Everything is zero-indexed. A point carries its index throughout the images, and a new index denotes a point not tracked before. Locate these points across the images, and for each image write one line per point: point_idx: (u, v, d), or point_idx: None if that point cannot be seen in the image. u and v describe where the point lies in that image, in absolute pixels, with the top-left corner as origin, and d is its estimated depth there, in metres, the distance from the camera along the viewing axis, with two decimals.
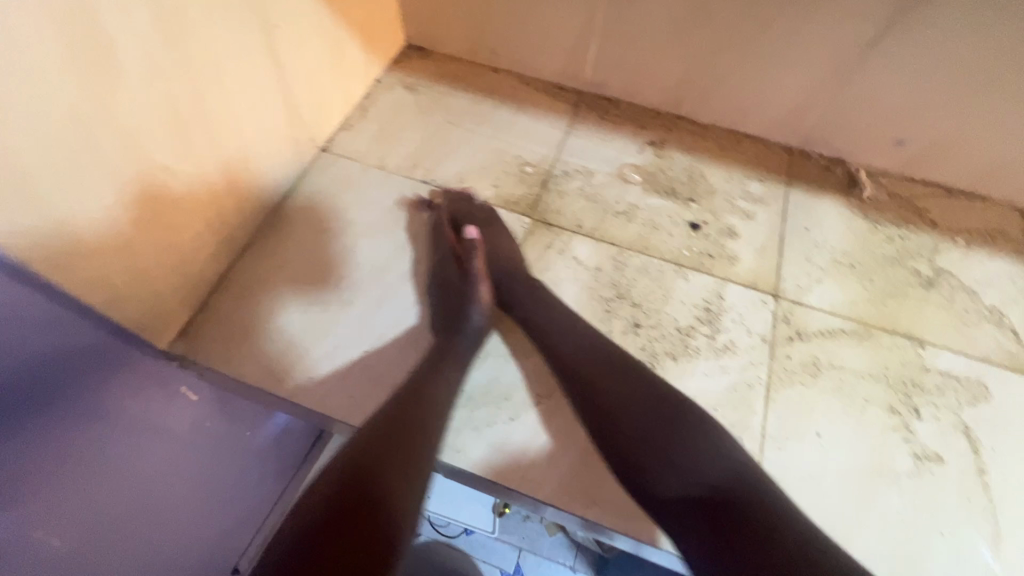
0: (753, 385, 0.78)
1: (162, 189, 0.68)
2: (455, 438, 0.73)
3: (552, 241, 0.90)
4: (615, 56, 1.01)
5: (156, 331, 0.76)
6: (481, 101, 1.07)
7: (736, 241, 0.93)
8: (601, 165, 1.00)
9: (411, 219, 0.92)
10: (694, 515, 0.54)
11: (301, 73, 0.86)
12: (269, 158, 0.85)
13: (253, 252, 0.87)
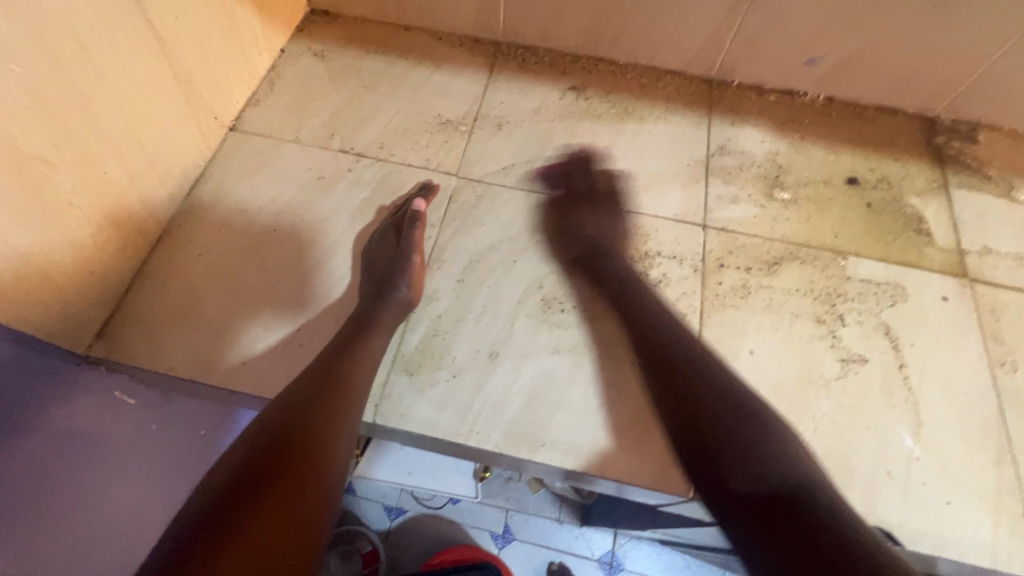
0: (687, 312, 0.80)
1: (44, 183, 0.63)
2: (397, 403, 0.72)
3: (479, 196, 0.89)
4: (524, 1, 0.99)
5: (69, 337, 0.72)
6: (395, 62, 1.03)
7: (662, 176, 0.93)
8: (523, 116, 0.98)
9: (333, 189, 0.89)
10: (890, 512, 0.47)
11: (187, 45, 0.80)
12: (168, 143, 0.80)
13: (168, 242, 0.83)
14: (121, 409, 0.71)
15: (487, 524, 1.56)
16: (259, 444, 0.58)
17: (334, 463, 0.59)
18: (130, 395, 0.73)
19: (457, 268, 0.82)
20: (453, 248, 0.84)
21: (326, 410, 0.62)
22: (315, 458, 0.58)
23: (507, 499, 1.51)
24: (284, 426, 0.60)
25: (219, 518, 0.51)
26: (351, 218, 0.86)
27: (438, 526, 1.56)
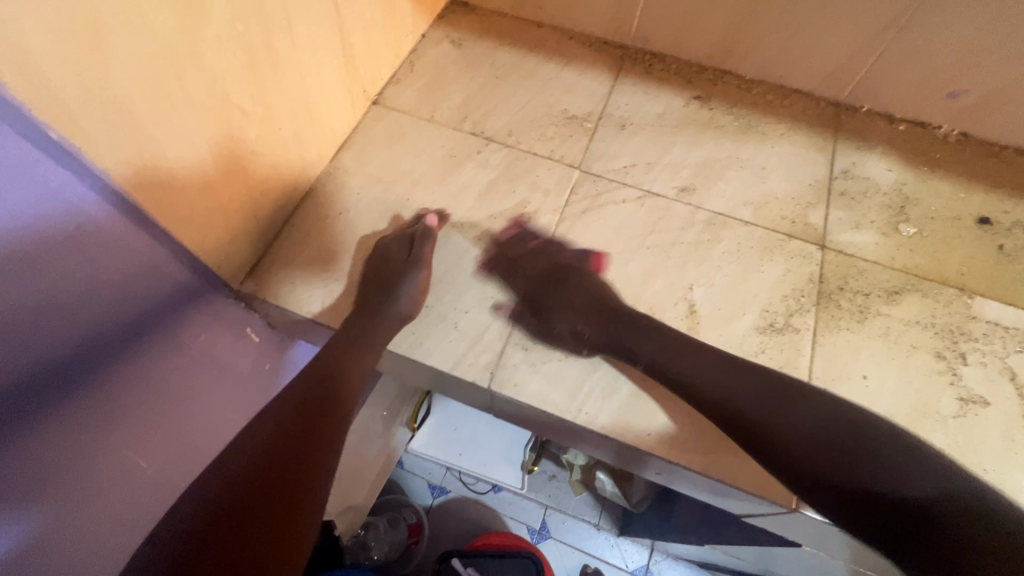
0: (801, 329, 0.80)
1: (238, 130, 0.71)
2: (512, 372, 0.76)
3: (601, 191, 0.92)
4: (662, 10, 1.01)
5: (229, 271, 0.80)
6: (527, 55, 1.08)
7: (782, 191, 0.93)
8: (646, 119, 1.01)
9: (464, 168, 0.94)
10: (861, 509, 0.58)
11: (356, 22, 0.87)
12: (327, 109, 0.88)
13: (313, 199, 0.90)
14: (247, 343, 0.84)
15: (526, 518, 1.58)
16: (302, 408, 0.64)
17: (327, 444, 0.63)
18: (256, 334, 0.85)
19: (575, 256, 0.86)
20: (572, 237, 0.88)
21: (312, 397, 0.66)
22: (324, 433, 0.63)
23: (549, 495, 1.56)
24: (283, 407, 0.65)
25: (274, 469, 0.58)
26: (479, 196, 0.91)
27: (478, 511, 1.58)
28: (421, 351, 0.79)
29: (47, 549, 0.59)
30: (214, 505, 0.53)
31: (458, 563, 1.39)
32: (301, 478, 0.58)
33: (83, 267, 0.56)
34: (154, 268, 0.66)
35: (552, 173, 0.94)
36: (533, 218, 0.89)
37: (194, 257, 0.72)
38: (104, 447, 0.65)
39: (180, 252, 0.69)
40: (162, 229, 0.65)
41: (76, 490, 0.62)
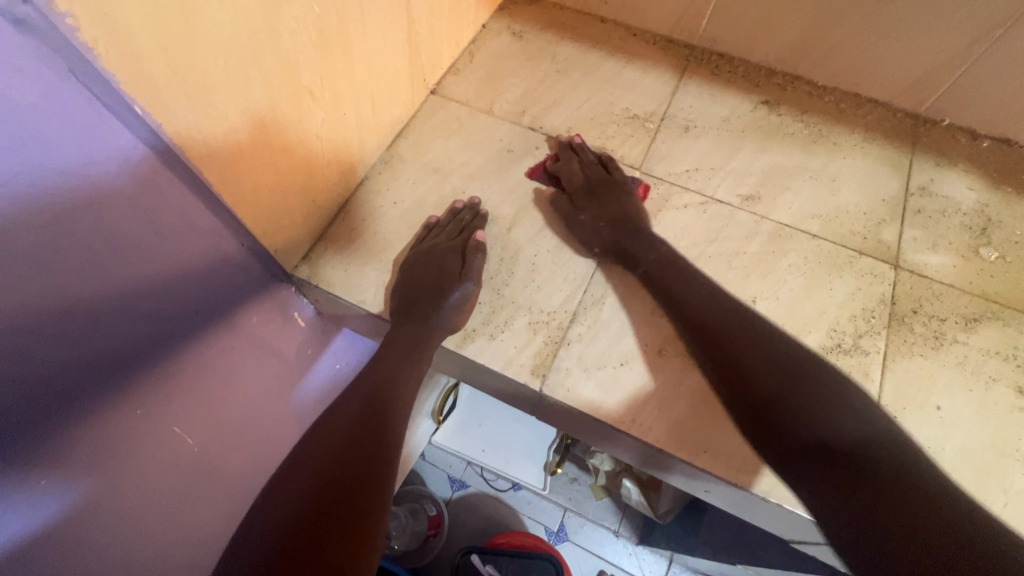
0: (869, 351, 0.76)
1: (305, 114, 0.70)
2: (565, 377, 0.75)
3: (661, 194, 0.89)
4: (734, 10, 0.97)
5: (285, 255, 0.80)
6: (589, 51, 1.05)
7: (853, 205, 0.89)
8: (711, 122, 0.97)
9: (521, 163, 0.92)
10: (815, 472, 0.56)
11: (423, 10, 0.85)
12: (388, 96, 0.87)
13: (368, 187, 0.90)
14: (295, 330, 0.85)
15: (544, 519, 1.55)
16: (348, 430, 0.63)
17: (392, 434, 0.65)
18: (304, 320, 0.87)
19: (632, 261, 0.83)
20: (630, 241, 0.85)
21: (364, 418, 0.65)
22: (376, 458, 0.61)
23: (569, 498, 1.53)
24: (332, 429, 0.63)
25: (347, 456, 0.60)
26: (535, 192, 0.89)
27: (495, 508, 1.56)
28: (473, 348, 0.77)
29: (116, 518, 0.60)
30: (302, 488, 0.56)
31: (476, 560, 1.36)
32: (367, 459, 0.61)
33: (150, 243, 0.56)
34: (210, 258, 0.66)
35: (612, 173, 0.91)
36: (591, 219, 0.87)
37: (255, 242, 0.72)
38: (171, 424, 0.66)
39: (241, 231, 0.69)
40: (229, 212, 0.65)
41: (123, 478, 0.61)
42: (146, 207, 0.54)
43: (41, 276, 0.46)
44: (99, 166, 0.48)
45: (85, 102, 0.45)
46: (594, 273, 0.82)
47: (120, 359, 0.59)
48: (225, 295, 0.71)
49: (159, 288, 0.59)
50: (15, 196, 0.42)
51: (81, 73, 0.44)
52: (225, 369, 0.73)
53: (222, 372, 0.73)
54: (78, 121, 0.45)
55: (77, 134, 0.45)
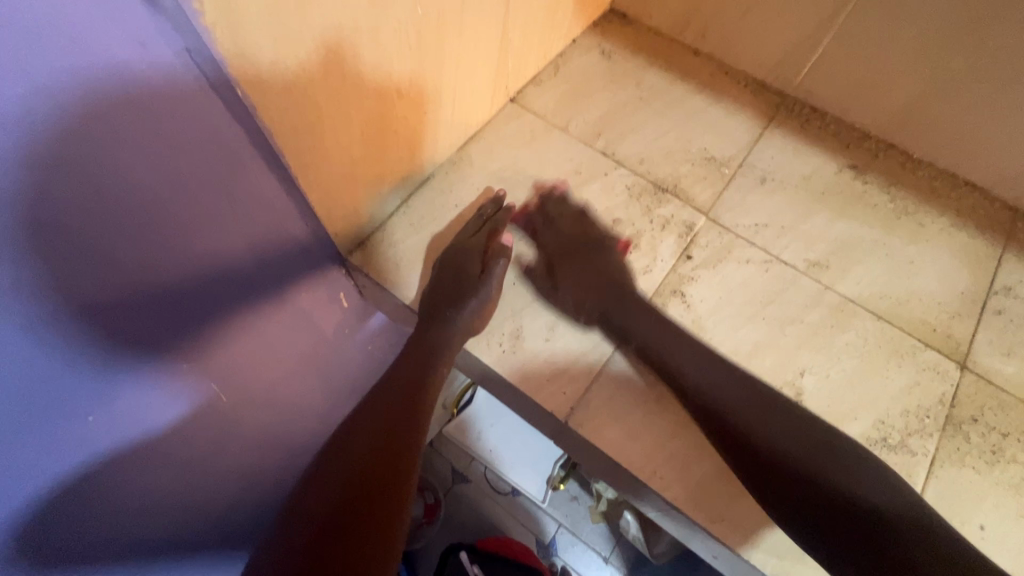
0: (916, 453, 0.72)
1: (388, 109, 0.72)
2: (592, 413, 0.74)
3: (724, 244, 0.86)
4: (836, 66, 0.93)
5: (342, 240, 0.82)
6: (676, 82, 1.03)
7: (928, 294, 0.84)
8: (790, 179, 0.93)
9: (588, 187, 0.91)
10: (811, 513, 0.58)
11: (518, 19, 0.85)
12: (469, 99, 0.87)
13: (431, 185, 0.90)
14: (337, 309, 0.82)
15: (536, 530, 1.54)
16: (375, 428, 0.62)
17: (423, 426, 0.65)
18: (347, 300, 0.84)
19: (682, 309, 0.81)
20: (684, 289, 0.83)
21: (381, 431, 0.61)
22: (381, 496, 0.55)
23: (565, 515, 1.50)
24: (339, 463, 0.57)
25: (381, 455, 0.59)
26: (597, 219, 0.88)
27: (490, 510, 1.55)
28: (506, 367, 0.77)
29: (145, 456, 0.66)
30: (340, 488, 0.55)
31: (465, 557, 1.38)
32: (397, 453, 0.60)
33: (209, 221, 0.56)
34: (266, 237, 0.65)
35: (679, 215, 0.89)
36: (648, 257, 0.85)
37: (319, 224, 0.74)
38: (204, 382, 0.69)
39: (308, 214, 0.71)
40: (301, 194, 0.68)
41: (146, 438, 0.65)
42: (208, 191, 0.54)
43: (126, 250, 0.49)
44: (207, 154, 0.51)
45: (203, 93, 0.47)
46: None
47: (179, 327, 0.61)
48: (285, 267, 0.72)
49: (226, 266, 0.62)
50: (120, 171, 0.44)
51: (201, 63, 0.46)
52: (265, 337, 0.74)
53: (252, 342, 0.73)
54: (195, 113, 0.48)
55: (192, 126, 0.48)
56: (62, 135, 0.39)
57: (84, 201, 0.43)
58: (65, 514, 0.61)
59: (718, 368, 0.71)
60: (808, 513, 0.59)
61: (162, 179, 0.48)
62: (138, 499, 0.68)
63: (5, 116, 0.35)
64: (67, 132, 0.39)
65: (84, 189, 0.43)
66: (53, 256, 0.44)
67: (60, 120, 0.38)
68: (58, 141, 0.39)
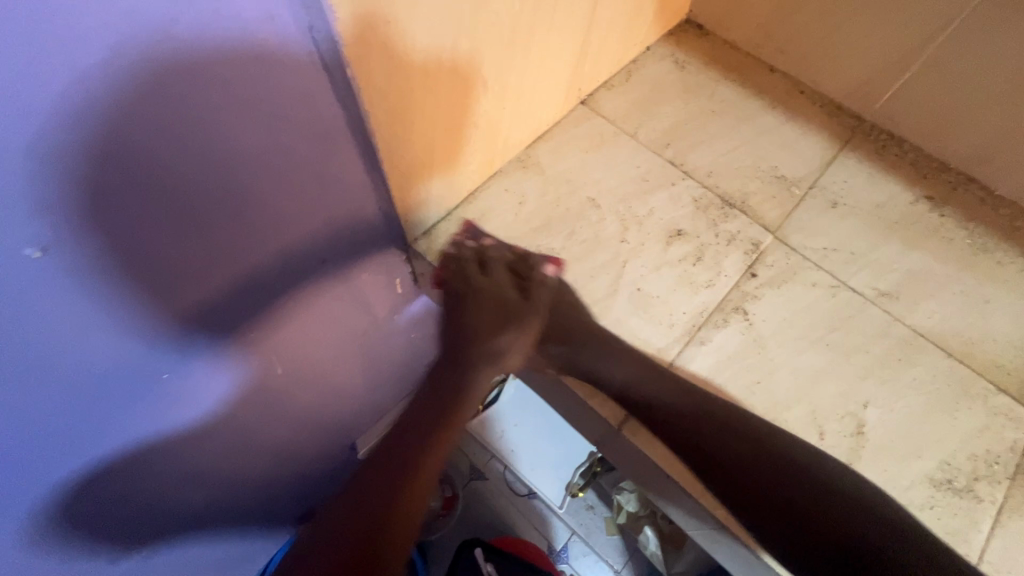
0: (982, 499, 0.70)
1: (470, 101, 0.72)
2: None
3: (791, 265, 0.85)
4: (921, 94, 0.90)
5: (409, 227, 0.83)
6: (749, 98, 1.01)
7: (1004, 336, 0.80)
8: (862, 205, 0.91)
9: (653, 195, 0.90)
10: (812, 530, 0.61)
11: (601, 23, 0.85)
12: (542, 99, 0.87)
13: (498, 180, 0.91)
14: (392, 294, 0.84)
15: (552, 535, 1.51)
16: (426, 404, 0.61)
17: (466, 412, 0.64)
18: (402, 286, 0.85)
19: (743, 328, 0.80)
20: (746, 307, 0.81)
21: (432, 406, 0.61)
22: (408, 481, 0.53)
23: (580, 523, 1.44)
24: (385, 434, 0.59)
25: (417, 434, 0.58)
26: (660, 229, 0.87)
27: (506, 509, 1.53)
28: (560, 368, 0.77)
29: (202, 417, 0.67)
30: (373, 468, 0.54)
31: (480, 553, 1.38)
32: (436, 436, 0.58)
33: (293, 195, 0.58)
34: (337, 208, 0.65)
35: (745, 232, 0.87)
36: (711, 272, 0.84)
37: (393, 208, 0.75)
38: (259, 352, 0.69)
39: (383, 199, 0.72)
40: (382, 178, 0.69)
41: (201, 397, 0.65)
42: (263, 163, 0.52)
43: (217, 210, 0.51)
44: (306, 132, 0.54)
45: (315, 79, 0.51)
46: (699, 329, 0.80)
47: (240, 293, 0.61)
48: (352, 251, 0.73)
49: (291, 231, 0.61)
50: (230, 134, 0.47)
51: (322, 51, 0.50)
52: (325, 325, 0.76)
53: (311, 322, 0.74)
54: (305, 95, 0.51)
55: (300, 106, 0.51)
56: (187, 92, 0.41)
57: (188, 154, 0.45)
58: (127, 479, 0.62)
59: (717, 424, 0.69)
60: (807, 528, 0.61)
61: (261, 147, 0.50)
62: (177, 477, 0.70)
63: (153, 69, 0.38)
64: (197, 94, 0.42)
65: (193, 143, 0.44)
66: (149, 207, 0.45)
67: (188, 84, 0.41)
68: (184, 96, 0.41)
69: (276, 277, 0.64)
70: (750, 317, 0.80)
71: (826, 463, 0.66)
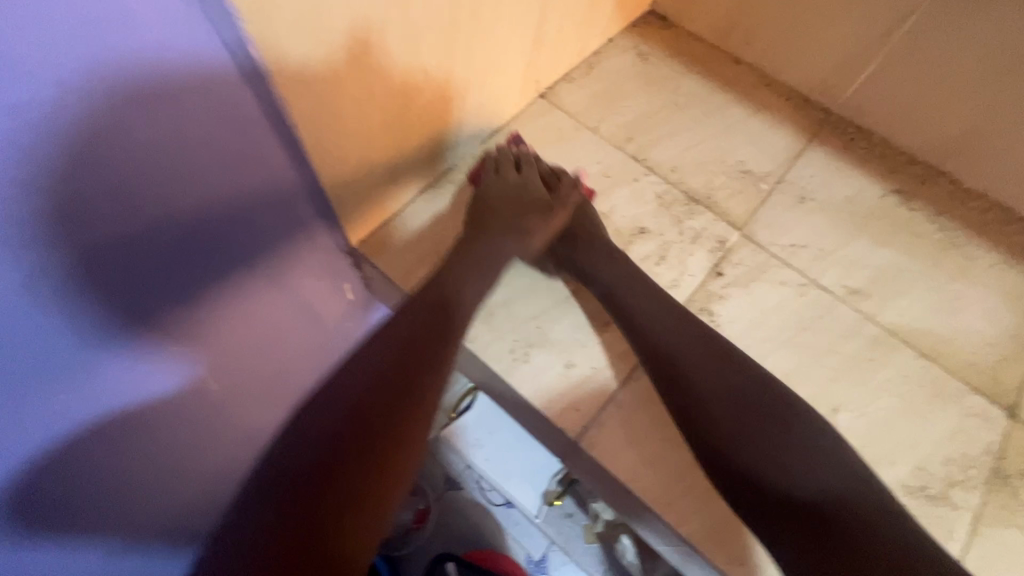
0: (959, 507, 0.66)
1: (413, 89, 0.67)
2: (607, 436, 0.68)
3: (758, 263, 0.81)
4: (888, 85, 0.87)
5: (352, 228, 0.77)
6: (714, 91, 0.97)
7: (977, 334, 0.77)
8: (832, 199, 0.87)
9: (615, 192, 0.86)
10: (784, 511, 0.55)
11: (557, 10, 0.80)
12: (495, 92, 0.82)
13: (451, 177, 0.85)
14: (342, 300, 0.77)
15: (528, 546, 1.46)
16: (368, 392, 0.53)
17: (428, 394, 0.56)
18: (352, 291, 0.78)
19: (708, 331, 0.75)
20: (712, 308, 0.77)
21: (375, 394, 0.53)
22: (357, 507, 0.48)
23: (558, 531, 1.36)
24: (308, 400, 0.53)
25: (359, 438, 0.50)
26: (622, 227, 0.82)
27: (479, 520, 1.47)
28: (514, 378, 0.71)
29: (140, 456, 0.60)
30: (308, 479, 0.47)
31: (452, 569, 1.30)
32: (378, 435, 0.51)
33: (231, 210, 0.53)
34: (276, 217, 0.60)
35: (711, 229, 0.83)
36: (675, 272, 0.79)
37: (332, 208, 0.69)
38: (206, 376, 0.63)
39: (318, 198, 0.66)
40: (313, 174, 0.62)
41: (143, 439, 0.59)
42: (160, 186, 0.45)
43: (141, 233, 0.46)
44: (232, 147, 0.49)
45: (234, 86, 0.46)
46: None
47: (173, 311, 0.54)
48: (295, 254, 0.67)
49: (231, 238, 0.55)
50: (145, 150, 0.42)
51: (235, 49, 0.44)
52: (276, 339, 0.70)
53: (256, 332, 0.66)
54: (225, 105, 0.46)
55: (221, 117, 0.46)
56: (80, 102, 0.36)
57: (93, 171, 0.39)
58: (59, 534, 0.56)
59: (715, 367, 0.62)
60: (777, 510, 0.55)
61: (184, 160, 0.45)
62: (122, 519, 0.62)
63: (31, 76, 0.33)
64: (92, 103, 0.37)
65: (98, 159, 0.39)
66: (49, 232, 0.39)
67: (81, 92, 0.36)
68: (75, 107, 0.36)
69: (214, 291, 0.58)
70: (716, 318, 0.76)
71: (811, 430, 0.59)
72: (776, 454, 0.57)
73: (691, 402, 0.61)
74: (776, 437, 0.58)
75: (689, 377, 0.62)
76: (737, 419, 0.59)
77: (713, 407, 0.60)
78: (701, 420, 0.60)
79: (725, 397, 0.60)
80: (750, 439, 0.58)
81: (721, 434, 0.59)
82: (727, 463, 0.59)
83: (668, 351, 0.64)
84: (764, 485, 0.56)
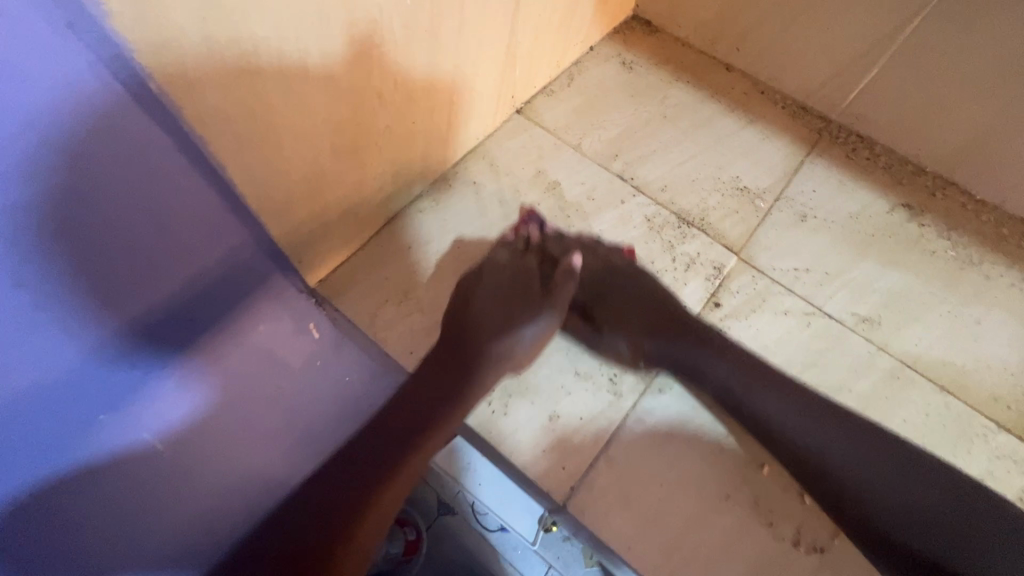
0: None
1: (367, 113, 0.59)
2: (597, 498, 0.61)
3: (759, 290, 0.74)
4: (891, 91, 0.81)
5: (309, 268, 0.69)
6: (704, 101, 0.90)
7: (1000, 363, 0.71)
8: (835, 216, 0.81)
9: (600, 216, 0.79)
10: (898, 552, 0.56)
11: (529, 20, 0.73)
12: (465, 111, 0.75)
13: (421, 206, 0.78)
14: (308, 345, 0.65)
15: None
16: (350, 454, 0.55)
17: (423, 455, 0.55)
18: (320, 330, 0.67)
19: None
20: None
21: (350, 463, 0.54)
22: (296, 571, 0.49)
23: None
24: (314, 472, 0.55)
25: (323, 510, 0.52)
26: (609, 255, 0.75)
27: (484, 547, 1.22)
28: (492, 434, 0.64)
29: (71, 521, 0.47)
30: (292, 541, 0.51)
31: None
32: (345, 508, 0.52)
33: (154, 250, 0.44)
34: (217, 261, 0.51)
35: (706, 254, 0.76)
36: None
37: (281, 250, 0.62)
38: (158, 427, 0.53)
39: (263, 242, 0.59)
40: (252, 217, 0.54)
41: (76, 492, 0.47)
42: (60, 196, 0.36)
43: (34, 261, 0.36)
44: (139, 177, 0.40)
45: (130, 107, 0.37)
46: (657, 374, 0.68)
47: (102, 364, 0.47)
48: (254, 299, 0.59)
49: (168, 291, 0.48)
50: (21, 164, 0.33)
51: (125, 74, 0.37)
52: (239, 389, 0.59)
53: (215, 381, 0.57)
54: (117, 127, 0.37)
55: (116, 138, 0.37)
56: None
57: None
58: None
59: (833, 424, 0.61)
60: (886, 552, 0.56)
61: (80, 176, 0.36)
62: None
63: None
64: None
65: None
66: None
67: None
68: None
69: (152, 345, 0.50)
70: None
71: (897, 448, 0.60)
72: (877, 502, 0.57)
73: (776, 438, 0.61)
74: (873, 453, 0.59)
75: (777, 426, 0.62)
76: (863, 465, 0.58)
77: (830, 468, 0.59)
78: (813, 472, 0.60)
79: (852, 463, 0.59)
80: (862, 492, 0.58)
81: (855, 486, 0.58)
82: (834, 509, 0.59)
83: (776, 420, 0.62)
84: (860, 513, 0.57)
